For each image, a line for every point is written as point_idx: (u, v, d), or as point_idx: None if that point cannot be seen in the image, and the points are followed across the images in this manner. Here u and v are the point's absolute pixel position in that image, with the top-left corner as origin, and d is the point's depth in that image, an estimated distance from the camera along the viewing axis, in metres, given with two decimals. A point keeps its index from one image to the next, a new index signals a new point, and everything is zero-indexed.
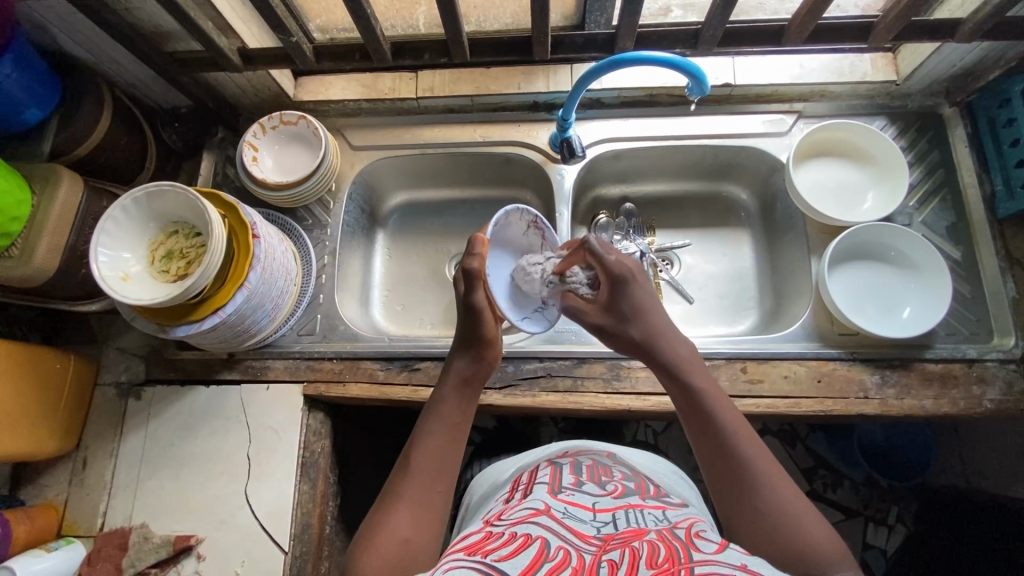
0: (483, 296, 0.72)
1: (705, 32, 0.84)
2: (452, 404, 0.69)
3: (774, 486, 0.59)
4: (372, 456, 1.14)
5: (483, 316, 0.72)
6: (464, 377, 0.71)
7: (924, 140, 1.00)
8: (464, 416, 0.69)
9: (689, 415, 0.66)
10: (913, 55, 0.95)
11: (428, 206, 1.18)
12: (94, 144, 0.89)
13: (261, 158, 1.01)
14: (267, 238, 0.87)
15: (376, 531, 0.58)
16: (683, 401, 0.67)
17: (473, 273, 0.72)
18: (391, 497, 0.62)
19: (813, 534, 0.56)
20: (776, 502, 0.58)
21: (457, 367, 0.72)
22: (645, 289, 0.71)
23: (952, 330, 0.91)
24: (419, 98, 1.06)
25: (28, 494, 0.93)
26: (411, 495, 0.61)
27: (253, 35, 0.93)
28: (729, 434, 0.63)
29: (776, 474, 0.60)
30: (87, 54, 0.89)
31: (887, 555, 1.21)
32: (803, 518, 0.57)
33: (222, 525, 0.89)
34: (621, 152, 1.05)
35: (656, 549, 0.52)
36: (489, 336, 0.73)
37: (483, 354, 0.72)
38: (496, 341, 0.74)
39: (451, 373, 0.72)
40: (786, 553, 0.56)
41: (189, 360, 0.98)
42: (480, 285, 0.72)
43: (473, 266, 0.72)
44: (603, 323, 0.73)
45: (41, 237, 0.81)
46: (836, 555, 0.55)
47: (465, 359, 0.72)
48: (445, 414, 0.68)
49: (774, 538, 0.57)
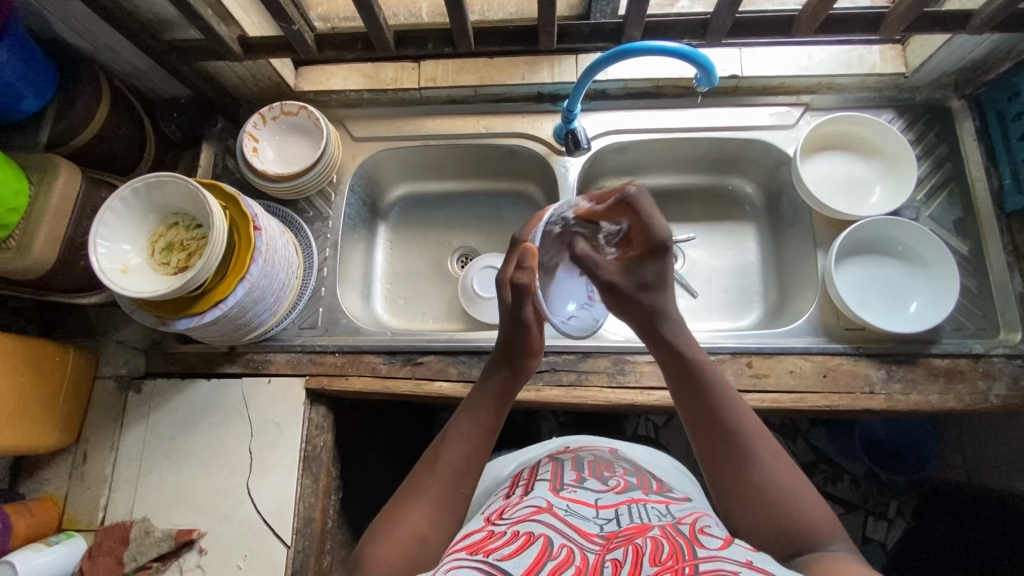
0: (532, 308, 0.66)
1: (714, 22, 0.83)
2: (489, 412, 0.68)
3: (772, 467, 0.59)
4: (374, 450, 1.13)
5: (531, 327, 0.67)
6: (501, 390, 0.70)
7: (932, 133, 0.99)
8: (498, 424, 0.68)
9: (685, 397, 0.65)
10: (923, 47, 0.94)
11: (430, 198, 1.17)
12: (92, 134, 0.88)
13: (262, 149, 1.00)
14: (268, 229, 0.85)
15: (391, 525, 0.59)
16: (679, 381, 0.66)
17: (524, 287, 0.63)
18: (410, 492, 0.62)
19: (811, 514, 0.57)
20: (774, 483, 0.58)
21: (498, 379, 0.70)
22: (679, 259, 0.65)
23: (959, 325, 0.90)
24: (422, 88, 1.05)
25: (28, 488, 0.93)
26: (431, 492, 0.61)
27: (253, 23, 0.91)
28: (726, 417, 0.62)
29: (772, 454, 0.60)
30: (84, 41, 0.87)
31: (886, 548, 1.20)
32: (797, 497, 0.58)
33: (224, 518, 0.89)
34: (626, 145, 1.04)
35: (660, 546, 0.51)
36: (534, 349, 0.70)
37: (523, 367, 0.70)
38: (537, 353, 0.72)
39: (491, 384, 0.70)
40: (778, 533, 0.56)
41: (189, 353, 0.97)
42: (531, 297, 0.64)
43: (523, 280, 0.63)
44: (622, 286, 0.64)
45: (39, 229, 0.80)
46: (836, 535, 0.56)
47: (506, 371, 0.70)
48: (479, 426, 0.66)
49: (773, 520, 0.57)
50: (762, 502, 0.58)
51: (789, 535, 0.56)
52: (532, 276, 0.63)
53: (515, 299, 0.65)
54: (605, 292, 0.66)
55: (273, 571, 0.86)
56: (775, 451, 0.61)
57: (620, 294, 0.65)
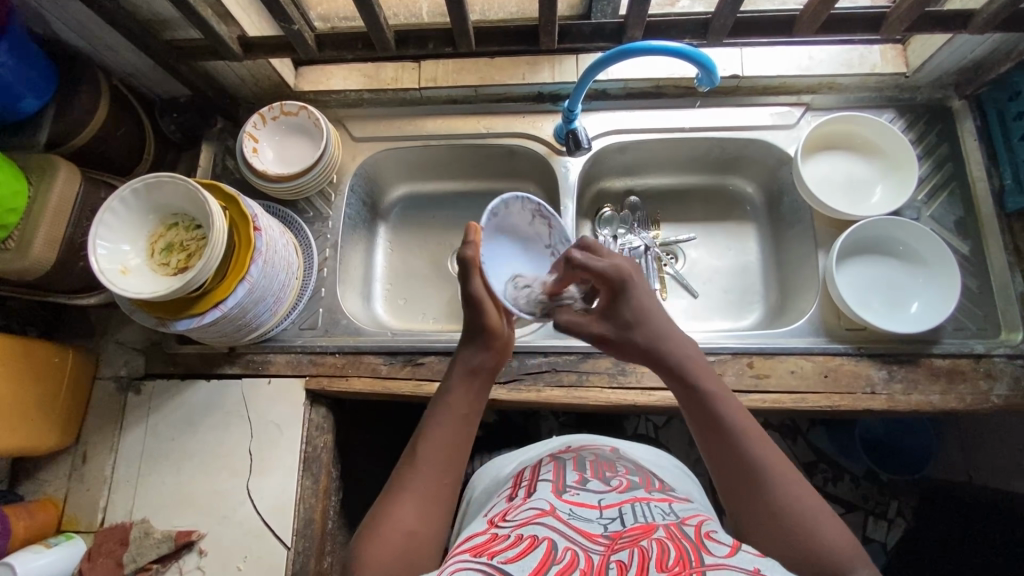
0: (480, 282, 0.71)
1: (715, 22, 0.83)
2: (460, 395, 0.68)
3: (790, 490, 0.58)
4: (374, 450, 1.13)
5: (484, 302, 0.71)
6: (471, 368, 0.70)
7: (933, 133, 0.99)
8: (473, 409, 0.68)
9: (697, 421, 0.65)
10: (924, 47, 0.94)
11: (430, 198, 1.17)
12: (91, 134, 0.87)
13: (261, 150, 0.99)
14: (268, 229, 0.85)
15: (380, 521, 0.58)
16: (691, 405, 0.66)
17: (469, 261, 0.70)
18: (395, 487, 0.61)
19: (831, 536, 0.56)
20: (792, 504, 0.57)
21: (463, 358, 0.71)
22: (643, 289, 0.71)
23: (960, 325, 0.90)
24: (422, 88, 1.04)
25: (27, 489, 0.92)
26: (415, 486, 0.60)
27: (253, 22, 0.91)
28: (739, 437, 0.62)
29: (787, 472, 0.60)
30: (84, 42, 0.87)
31: (887, 548, 1.21)
32: (812, 513, 0.57)
33: (224, 520, 0.89)
34: (627, 144, 1.03)
35: (666, 551, 0.51)
36: (492, 324, 0.71)
37: (490, 343, 0.71)
38: (502, 330, 0.72)
39: (459, 364, 0.71)
40: (797, 548, 0.55)
41: (189, 354, 0.97)
42: (476, 272, 0.71)
43: (469, 253, 0.70)
44: (607, 333, 0.72)
45: (38, 230, 0.79)
46: (855, 558, 0.55)
47: (473, 349, 0.71)
48: (454, 410, 0.67)
49: (791, 542, 0.56)
50: (779, 519, 0.57)
51: (807, 552, 0.55)
52: (473, 249, 0.70)
53: (464, 276, 0.71)
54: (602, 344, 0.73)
55: (273, 572, 0.86)
56: (789, 469, 0.60)
57: (612, 344, 0.72)
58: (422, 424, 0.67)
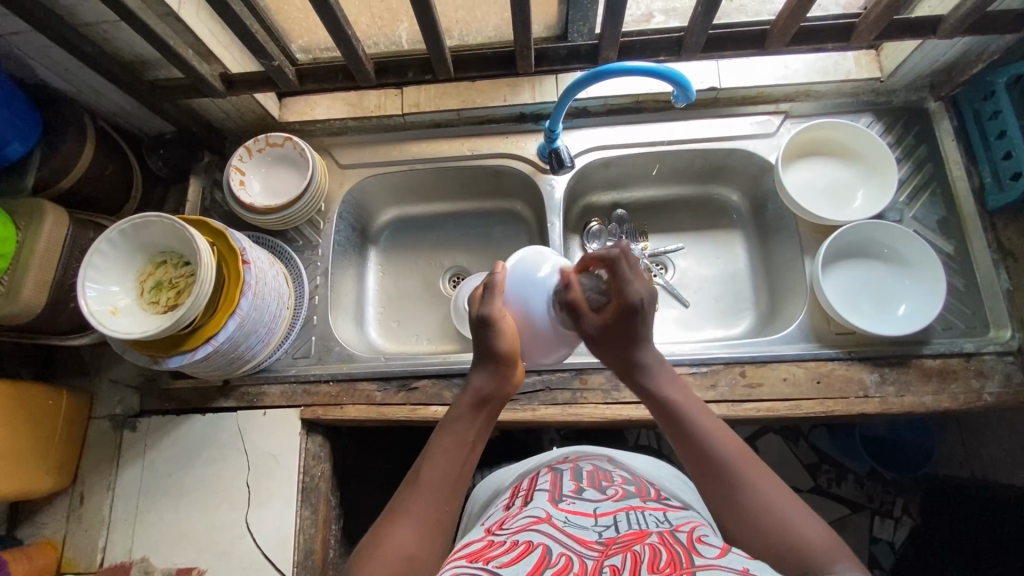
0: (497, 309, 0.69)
1: (688, 39, 0.84)
2: (466, 424, 0.66)
3: (776, 499, 0.58)
4: (375, 475, 1.13)
5: (498, 328, 0.68)
6: (481, 395, 0.68)
7: (911, 135, 1.00)
8: (480, 436, 0.67)
9: (671, 428, 0.66)
10: (897, 52, 0.95)
11: (420, 220, 1.18)
12: (79, 174, 0.88)
13: (248, 182, 1.01)
14: (257, 262, 0.86)
15: (379, 543, 0.57)
16: (659, 411, 0.68)
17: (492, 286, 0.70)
18: (396, 510, 0.60)
19: (815, 537, 0.55)
20: (771, 510, 0.57)
21: (476, 383, 0.69)
22: (648, 321, 0.69)
23: (949, 324, 0.91)
24: (405, 114, 1.06)
25: (26, 533, 0.92)
26: (418, 508, 0.59)
27: (236, 59, 0.92)
28: (714, 444, 0.62)
29: (767, 482, 0.60)
30: (67, 84, 0.88)
31: (894, 548, 1.21)
32: (793, 518, 0.56)
33: (224, 555, 0.88)
34: (610, 160, 1.05)
35: (658, 554, 0.51)
36: (507, 352, 0.68)
37: (502, 371, 0.68)
38: (517, 357, 0.70)
39: (469, 391, 0.68)
40: (788, 564, 0.54)
41: (183, 389, 0.97)
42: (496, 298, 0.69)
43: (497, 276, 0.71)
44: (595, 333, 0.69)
45: (28, 274, 0.80)
46: (833, 553, 0.54)
47: (484, 374, 0.69)
48: (459, 436, 0.65)
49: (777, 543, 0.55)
50: (764, 524, 0.57)
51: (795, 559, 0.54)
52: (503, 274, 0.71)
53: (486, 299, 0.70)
54: (587, 341, 0.71)
55: None
56: (773, 482, 0.60)
57: (600, 344, 0.70)
58: (422, 453, 0.65)
